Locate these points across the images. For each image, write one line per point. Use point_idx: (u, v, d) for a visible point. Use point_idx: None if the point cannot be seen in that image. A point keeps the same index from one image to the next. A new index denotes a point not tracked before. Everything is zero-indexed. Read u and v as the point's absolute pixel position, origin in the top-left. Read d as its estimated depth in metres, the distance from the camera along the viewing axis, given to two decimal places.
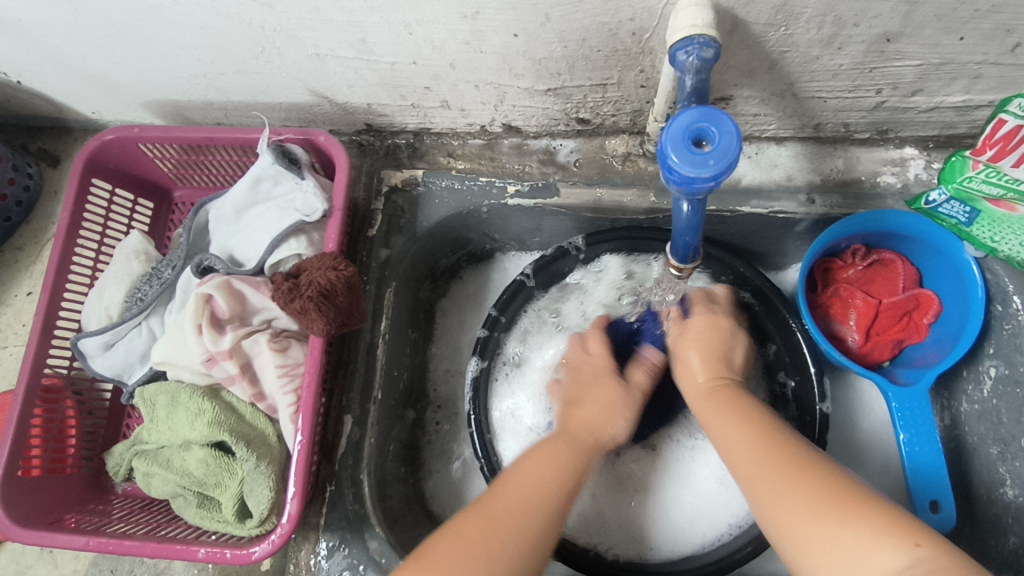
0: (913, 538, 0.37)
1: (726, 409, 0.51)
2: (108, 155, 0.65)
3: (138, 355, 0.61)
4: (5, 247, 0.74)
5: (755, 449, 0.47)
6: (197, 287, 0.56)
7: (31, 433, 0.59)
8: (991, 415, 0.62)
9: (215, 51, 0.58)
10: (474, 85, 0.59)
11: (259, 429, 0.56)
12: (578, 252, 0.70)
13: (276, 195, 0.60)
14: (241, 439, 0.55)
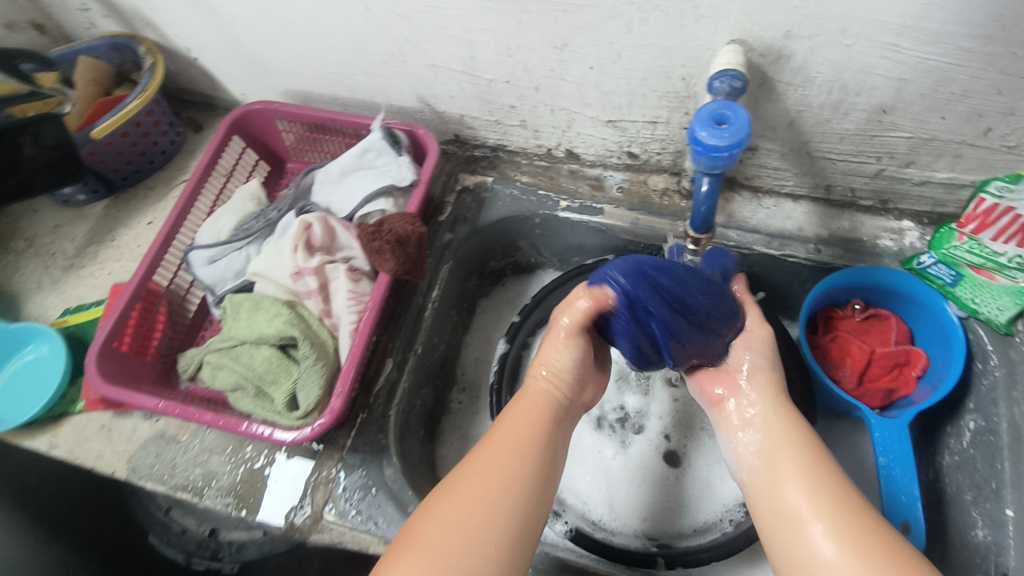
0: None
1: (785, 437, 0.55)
2: (250, 119, 0.82)
3: (233, 272, 0.73)
4: (140, 184, 0.88)
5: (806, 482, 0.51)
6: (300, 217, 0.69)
7: (131, 318, 0.71)
8: (965, 464, 0.67)
9: (357, 52, 0.75)
10: (550, 109, 0.74)
11: (321, 339, 0.66)
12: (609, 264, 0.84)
13: (377, 165, 0.74)
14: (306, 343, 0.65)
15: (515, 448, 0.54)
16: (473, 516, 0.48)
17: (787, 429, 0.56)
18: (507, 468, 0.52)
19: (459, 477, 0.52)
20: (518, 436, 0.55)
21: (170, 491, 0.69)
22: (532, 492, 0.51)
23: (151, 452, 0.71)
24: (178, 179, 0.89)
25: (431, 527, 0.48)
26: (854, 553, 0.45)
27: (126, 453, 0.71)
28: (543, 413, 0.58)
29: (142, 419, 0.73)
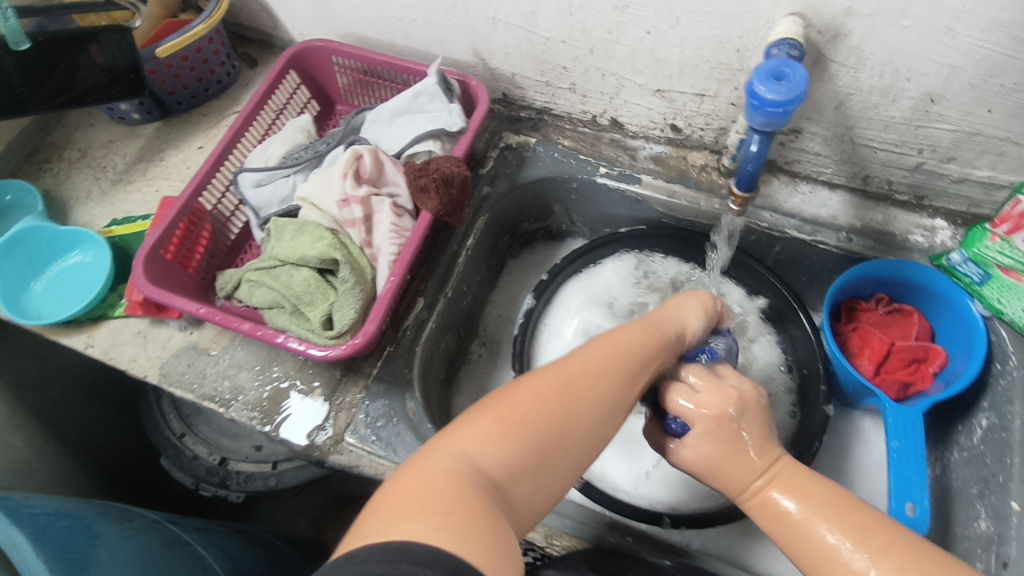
0: None
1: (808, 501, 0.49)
2: (308, 56, 0.85)
3: (278, 199, 0.76)
4: (194, 111, 0.91)
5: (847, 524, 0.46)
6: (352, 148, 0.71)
7: (177, 230, 0.73)
8: (975, 460, 0.68)
9: (420, 0, 0.76)
10: (601, 73, 0.76)
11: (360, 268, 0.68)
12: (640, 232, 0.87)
13: (428, 109, 0.75)
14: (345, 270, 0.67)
15: (613, 366, 0.52)
16: (553, 417, 0.47)
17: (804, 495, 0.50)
18: (608, 378, 0.51)
19: (549, 375, 0.50)
20: (623, 357, 0.53)
21: (199, 400, 0.72)
22: (612, 413, 0.50)
23: (184, 360, 0.74)
24: (230, 110, 0.91)
25: (502, 420, 0.47)
26: None
27: (159, 359, 0.74)
28: (658, 340, 0.56)
29: (177, 329, 0.75)
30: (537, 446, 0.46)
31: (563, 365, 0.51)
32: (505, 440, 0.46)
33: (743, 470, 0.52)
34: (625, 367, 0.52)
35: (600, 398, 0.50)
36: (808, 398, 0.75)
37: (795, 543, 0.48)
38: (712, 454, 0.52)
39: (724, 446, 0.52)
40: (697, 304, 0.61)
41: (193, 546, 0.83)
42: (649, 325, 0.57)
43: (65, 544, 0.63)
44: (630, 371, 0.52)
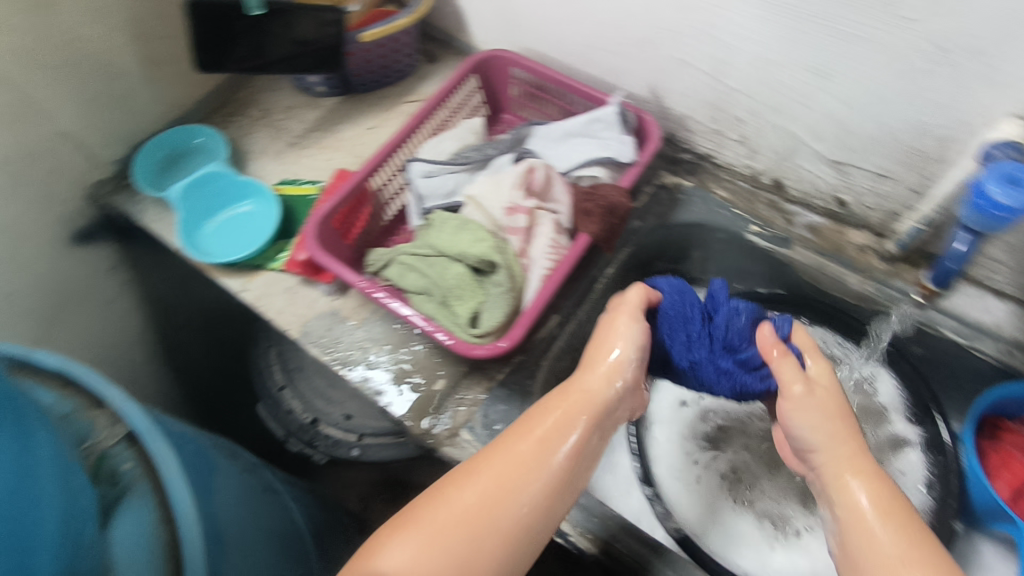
0: None
1: (884, 500, 0.48)
2: (493, 64, 0.89)
3: (442, 193, 0.79)
4: (371, 94, 0.96)
5: (902, 538, 0.46)
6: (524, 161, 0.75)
7: (346, 203, 0.77)
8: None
9: (610, 32, 0.77)
10: (778, 133, 0.74)
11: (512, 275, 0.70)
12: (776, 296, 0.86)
13: (600, 136, 0.77)
14: (499, 275, 0.69)
15: (527, 459, 0.51)
16: (469, 522, 0.47)
17: (880, 491, 0.49)
18: (524, 473, 0.50)
19: (461, 481, 0.50)
20: (544, 441, 0.52)
21: (331, 363, 0.75)
22: (538, 505, 0.50)
23: (326, 324, 0.78)
24: (404, 100, 0.96)
25: (419, 531, 0.47)
26: None
27: (304, 317, 0.78)
28: (580, 406, 0.54)
29: (324, 294, 0.80)
30: (467, 560, 0.46)
31: (490, 457, 0.51)
32: (423, 554, 0.46)
33: (846, 449, 0.52)
34: (545, 457, 0.51)
35: (527, 494, 0.49)
36: (937, 508, 0.72)
37: (866, 536, 0.47)
38: (830, 412, 0.53)
39: (840, 401, 0.54)
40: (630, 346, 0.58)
41: (283, 496, 0.88)
42: (565, 399, 0.55)
43: (196, 467, 0.68)
44: (544, 461, 0.51)
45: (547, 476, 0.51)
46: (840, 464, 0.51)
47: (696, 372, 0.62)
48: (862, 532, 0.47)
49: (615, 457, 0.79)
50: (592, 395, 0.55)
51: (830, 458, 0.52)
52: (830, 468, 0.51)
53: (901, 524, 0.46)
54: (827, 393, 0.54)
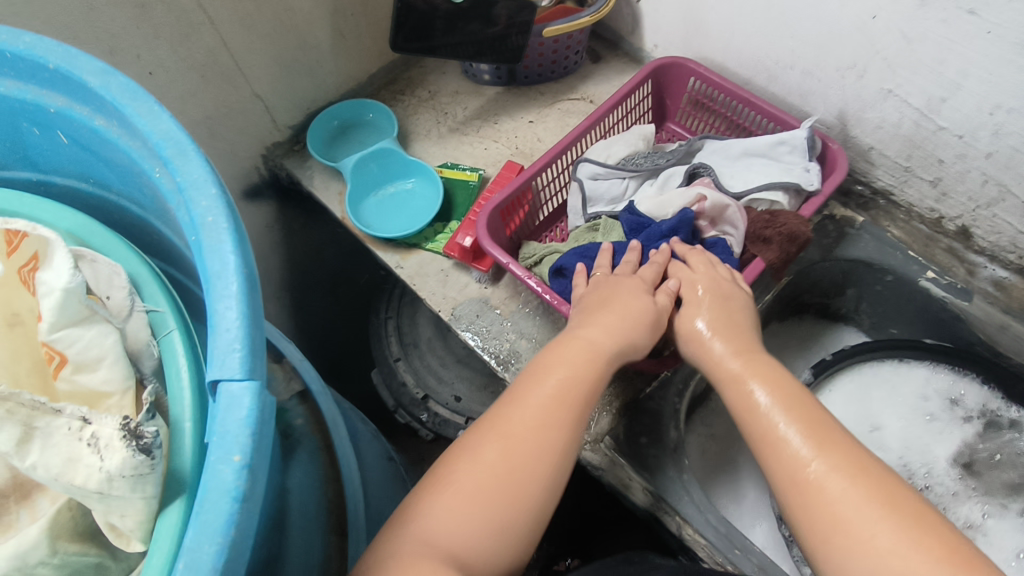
0: (871, 476, 0.47)
1: (756, 369, 0.56)
2: (670, 70, 0.88)
3: (609, 197, 0.79)
4: (534, 87, 0.97)
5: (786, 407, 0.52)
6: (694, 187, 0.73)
7: (514, 196, 0.78)
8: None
9: (812, 51, 0.74)
10: (983, 179, 0.69)
11: None
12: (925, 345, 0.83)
13: (782, 159, 0.75)
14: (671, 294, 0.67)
15: (546, 422, 0.54)
16: (495, 479, 0.51)
17: (764, 368, 0.56)
18: (545, 434, 0.53)
19: (482, 445, 0.53)
20: (556, 401, 0.55)
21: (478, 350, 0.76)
22: (561, 462, 0.54)
23: (474, 310, 0.79)
24: (565, 96, 0.96)
25: (444, 496, 0.50)
26: (824, 452, 0.49)
27: (455, 301, 0.79)
28: (580, 363, 0.58)
29: (475, 280, 0.81)
30: (496, 509, 0.50)
31: (503, 419, 0.55)
32: (454, 514, 0.49)
33: (732, 343, 0.58)
34: (557, 413, 0.55)
35: (545, 446, 0.53)
36: None
37: (752, 415, 0.53)
38: (726, 310, 0.61)
39: (726, 317, 0.60)
40: (649, 319, 0.61)
41: (399, 467, 0.91)
42: (572, 355, 0.58)
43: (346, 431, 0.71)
44: (563, 420, 0.55)
45: (564, 431, 0.54)
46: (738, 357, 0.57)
47: None
48: (749, 417, 0.54)
49: (743, 487, 0.79)
50: (598, 350, 0.59)
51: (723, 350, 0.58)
52: (720, 358, 0.57)
53: (788, 397, 0.53)
54: (722, 300, 0.61)
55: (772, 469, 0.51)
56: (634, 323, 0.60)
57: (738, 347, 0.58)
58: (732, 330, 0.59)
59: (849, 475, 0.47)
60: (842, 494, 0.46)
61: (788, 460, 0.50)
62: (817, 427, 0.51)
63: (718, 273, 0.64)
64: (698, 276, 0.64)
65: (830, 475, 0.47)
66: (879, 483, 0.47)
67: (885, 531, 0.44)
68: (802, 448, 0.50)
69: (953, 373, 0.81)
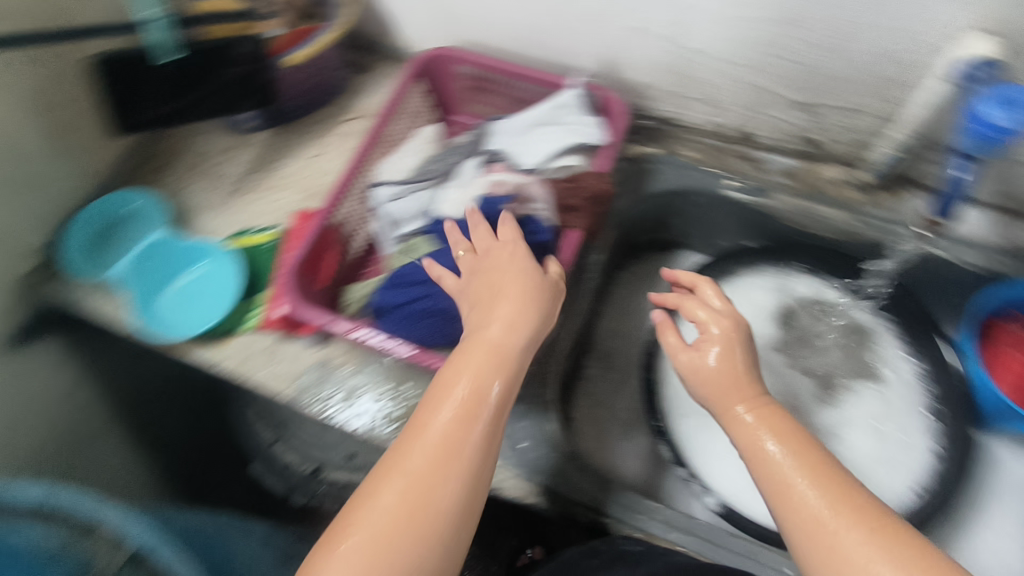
0: (886, 526, 0.46)
1: (797, 435, 0.53)
2: (436, 63, 0.84)
3: (413, 212, 0.74)
4: (308, 119, 0.90)
5: (816, 467, 0.50)
6: (489, 178, 0.71)
7: (317, 246, 0.72)
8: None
9: (561, 10, 0.74)
10: (744, 86, 0.74)
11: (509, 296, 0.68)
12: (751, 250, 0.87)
13: (566, 121, 0.74)
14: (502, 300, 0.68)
15: (453, 437, 0.50)
16: (407, 519, 0.46)
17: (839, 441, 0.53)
18: (455, 450, 0.49)
19: (390, 477, 0.48)
20: (465, 413, 0.51)
21: (332, 420, 0.70)
22: (477, 476, 0.49)
23: (320, 376, 0.72)
24: (344, 119, 0.90)
25: (352, 554, 0.45)
26: (845, 501, 0.48)
27: (296, 373, 0.72)
28: (484, 364, 0.53)
29: (307, 346, 0.74)
30: (411, 547, 0.46)
31: (407, 448, 0.50)
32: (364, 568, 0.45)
33: (744, 390, 0.58)
34: (467, 425, 0.50)
35: (443, 478, 0.48)
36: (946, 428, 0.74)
37: (763, 461, 0.52)
38: (731, 349, 0.60)
39: (728, 354, 0.60)
40: (533, 296, 0.58)
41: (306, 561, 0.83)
42: (477, 354, 0.54)
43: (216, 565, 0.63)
44: (477, 432, 0.50)
45: (481, 442, 0.50)
46: (773, 428, 0.54)
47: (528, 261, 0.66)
48: (757, 463, 0.53)
49: (638, 440, 0.81)
50: (502, 348, 0.55)
51: (762, 421, 0.55)
52: (731, 404, 0.57)
53: (812, 452, 0.52)
54: (721, 335, 0.61)
55: (785, 516, 0.49)
56: (526, 304, 0.57)
57: (748, 393, 0.57)
58: (731, 367, 0.59)
59: (864, 528, 0.46)
60: (861, 546, 0.45)
61: (802, 507, 0.48)
62: (819, 468, 0.50)
63: (720, 307, 0.63)
64: (709, 317, 0.62)
65: (849, 526, 0.46)
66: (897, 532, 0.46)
67: (882, 573, 0.44)
68: (813, 494, 0.48)
69: (780, 266, 0.84)
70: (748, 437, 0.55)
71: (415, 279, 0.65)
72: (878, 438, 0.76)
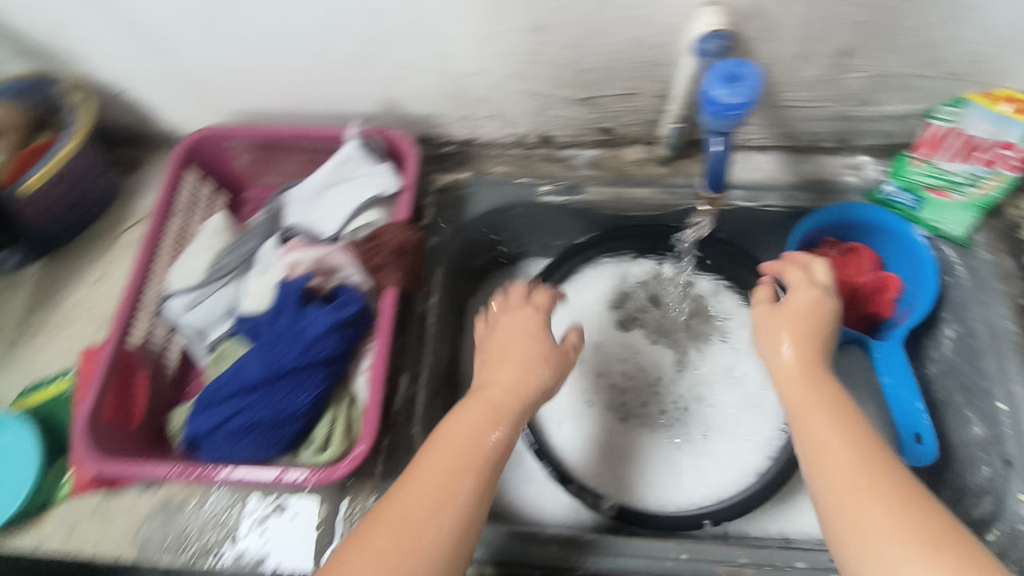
0: (909, 496, 0.48)
1: (832, 394, 0.57)
2: (203, 146, 0.76)
3: (217, 315, 0.68)
4: (83, 236, 0.80)
5: (841, 434, 0.53)
6: (287, 256, 0.66)
7: (111, 384, 0.63)
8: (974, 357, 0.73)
9: (318, 60, 0.70)
10: (524, 94, 0.73)
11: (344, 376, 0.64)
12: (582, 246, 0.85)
13: (355, 176, 0.70)
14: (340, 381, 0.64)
15: (447, 475, 0.51)
16: (398, 558, 0.47)
17: (841, 404, 0.56)
18: (445, 489, 0.50)
19: (381, 519, 0.49)
20: (463, 457, 0.52)
21: (186, 565, 0.62)
22: (467, 519, 0.50)
23: (162, 520, 0.64)
24: (126, 225, 0.81)
25: None
26: (873, 467, 0.50)
27: (133, 526, 0.63)
28: (486, 421, 0.55)
29: (142, 490, 0.65)
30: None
31: (401, 492, 0.51)
32: None
33: (790, 351, 0.61)
34: (463, 469, 0.52)
35: (439, 513, 0.49)
36: None
37: (805, 421, 0.56)
38: (806, 321, 0.62)
39: (818, 312, 0.63)
40: (516, 372, 0.59)
41: None
42: (479, 409, 0.56)
43: None
44: (474, 471, 0.52)
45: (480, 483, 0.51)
46: (814, 393, 0.57)
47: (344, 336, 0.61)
48: (802, 424, 0.56)
49: (528, 464, 0.79)
50: (500, 402, 0.56)
51: (832, 388, 0.58)
52: (825, 382, 0.58)
53: (838, 419, 0.54)
54: (806, 309, 0.63)
55: (817, 472, 0.52)
56: (516, 374, 0.59)
57: (812, 360, 0.60)
58: (808, 332, 0.61)
59: (881, 494, 0.48)
60: (884, 507, 0.48)
61: (837, 462, 0.51)
62: (849, 439, 0.53)
63: (818, 279, 0.65)
64: (800, 283, 0.65)
65: (875, 488, 0.49)
66: (920, 501, 0.48)
67: (906, 544, 0.45)
68: (845, 457, 0.51)
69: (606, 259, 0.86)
70: (791, 388, 0.59)
71: (225, 394, 0.59)
72: (741, 389, 0.82)
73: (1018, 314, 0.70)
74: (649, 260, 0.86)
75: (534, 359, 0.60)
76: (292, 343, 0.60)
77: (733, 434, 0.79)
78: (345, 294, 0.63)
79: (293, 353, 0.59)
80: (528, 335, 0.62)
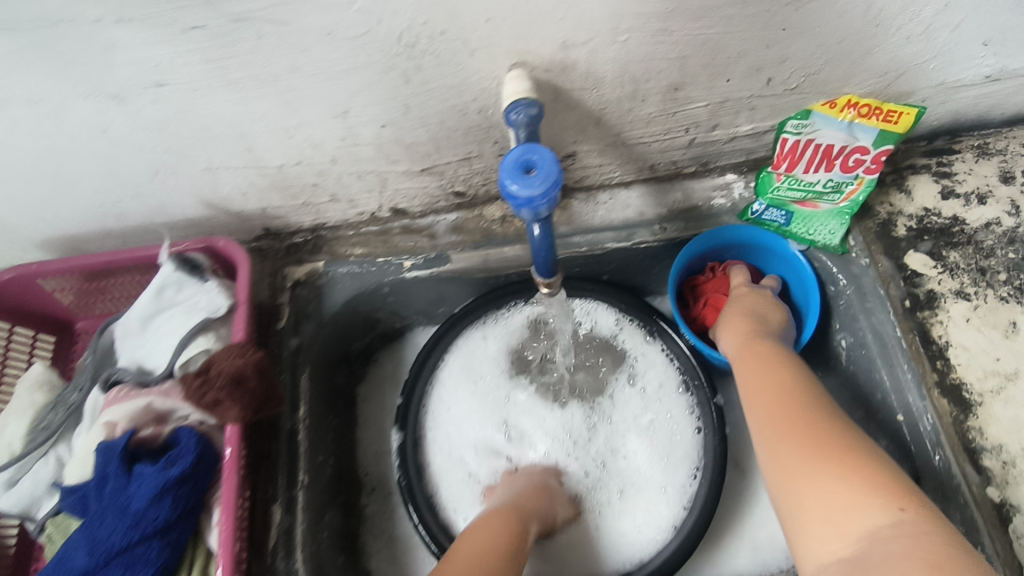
0: (822, 429, 0.53)
1: (757, 355, 0.64)
2: (6, 292, 0.67)
3: (44, 486, 0.61)
4: None
5: (766, 389, 0.60)
6: (107, 412, 0.59)
7: None
8: (871, 362, 0.72)
9: (112, 180, 0.61)
10: (357, 175, 0.67)
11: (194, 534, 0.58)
12: (463, 314, 0.79)
13: (180, 300, 0.64)
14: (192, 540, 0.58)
15: (490, 542, 0.57)
16: None
17: (778, 364, 0.62)
18: (485, 552, 0.55)
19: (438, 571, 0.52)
20: (500, 535, 0.58)
21: None
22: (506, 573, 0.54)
23: None
24: None
25: None
26: (785, 411, 0.56)
27: None
28: (514, 518, 0.63)
29: None
30: None
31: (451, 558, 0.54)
32: None
33: (739, 322, 0.69)
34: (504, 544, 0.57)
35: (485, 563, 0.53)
36: (704, 412, 0.74)
37: (745, 384, 0.62)
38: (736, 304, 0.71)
39: (745, 299, 0.72)
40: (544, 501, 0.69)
41: None
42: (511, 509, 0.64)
43: None
44: (508, 548, 0.57)
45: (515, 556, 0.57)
46: (757, 357, 0.64)
47: (175, 496, 0.55)
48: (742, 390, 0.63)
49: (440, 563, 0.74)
50: (525, 507, 0.66)
51: (765, 348, 0.64)
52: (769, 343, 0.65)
53: (768, 377, 0.61)
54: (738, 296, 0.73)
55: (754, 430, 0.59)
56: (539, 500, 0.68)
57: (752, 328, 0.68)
58: (746, 308, 0.70)
59: (791, 434, 0.54)
60: (789, 443, 0.53)
61: (765, 416, 0.58)
62: (781, 389, 0.59)
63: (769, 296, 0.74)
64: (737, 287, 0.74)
65: (789, 429, 0.55)
66: (833, 432, 0.53)
67: (814, 471, 0.50)
68: (766, 411, 0.58)
69: (493, 316, 0.80)
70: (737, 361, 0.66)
71: None
72: (652, 438, 0.76)
73: (902, 318, 0.69)
74: (531, 312, 0.80)
75: (552, 495, 0.72)
76: (117, 520, 0.54)
77: (647, 488, 0.74)
78: (181, 442, 0.57)
79: (120, 532, 0.53)
80: (546, 472, 0.74)
